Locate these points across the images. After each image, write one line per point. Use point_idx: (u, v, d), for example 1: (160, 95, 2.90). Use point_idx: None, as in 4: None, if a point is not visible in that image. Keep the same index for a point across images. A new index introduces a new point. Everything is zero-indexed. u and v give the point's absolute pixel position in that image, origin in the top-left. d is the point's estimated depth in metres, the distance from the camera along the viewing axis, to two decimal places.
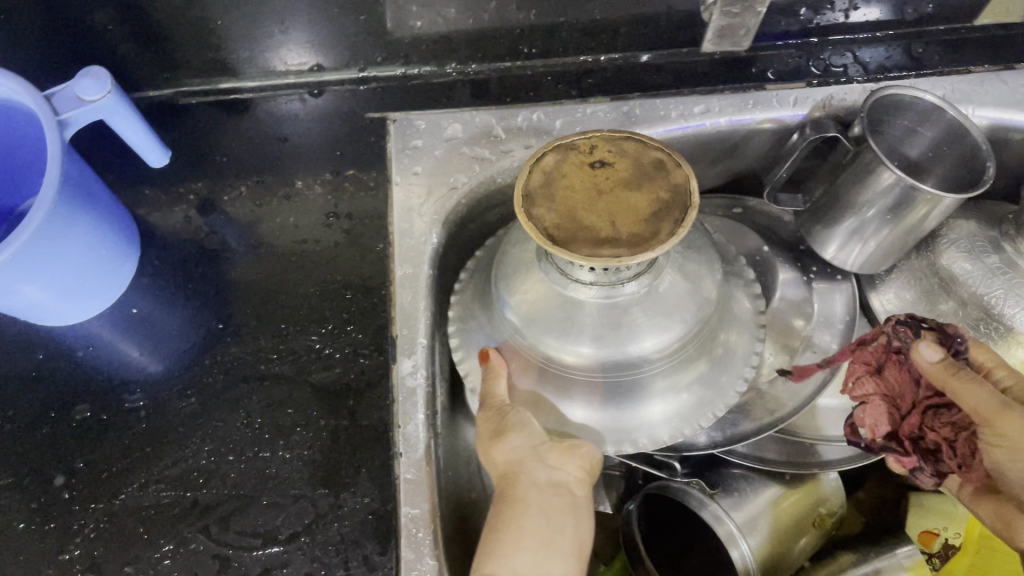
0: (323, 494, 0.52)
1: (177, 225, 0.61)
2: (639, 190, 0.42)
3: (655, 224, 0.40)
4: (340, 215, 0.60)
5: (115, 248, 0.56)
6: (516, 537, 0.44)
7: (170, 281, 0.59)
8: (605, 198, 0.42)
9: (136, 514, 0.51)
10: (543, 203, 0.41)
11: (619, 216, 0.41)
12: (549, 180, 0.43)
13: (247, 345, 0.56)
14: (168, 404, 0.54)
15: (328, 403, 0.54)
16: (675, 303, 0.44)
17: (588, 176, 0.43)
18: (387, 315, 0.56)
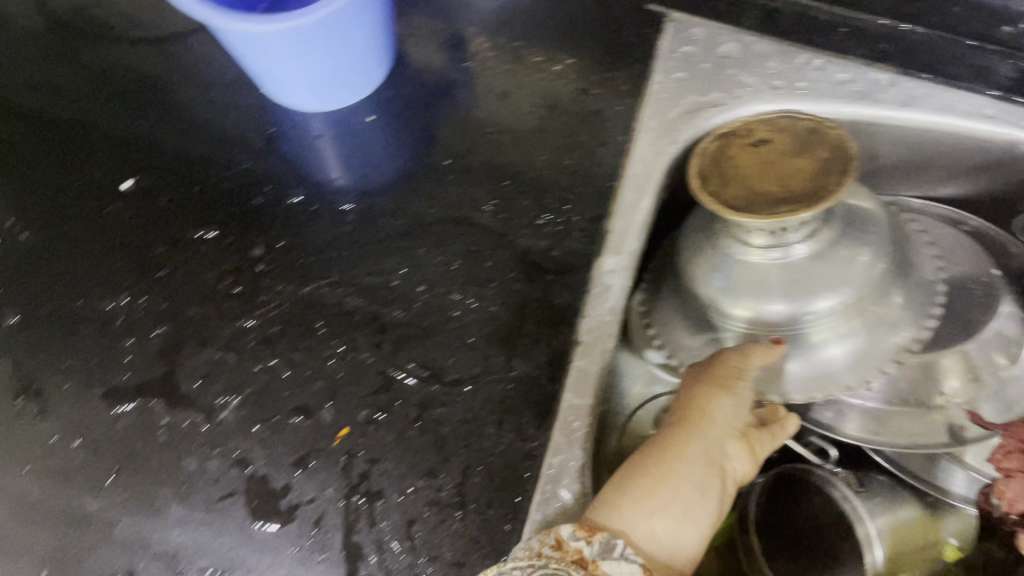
0: (497, 354, 0.52)
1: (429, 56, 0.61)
2: (801, 159, 0.52)
3: (822, 182, 0.50)
4: (589, 93, 0.59)
5: (371, 63, 0.57)
6: (668, 497, 0.45)
7: (410, 107, 0.60)
8: (772, 170, 0.53)
9: (318, 308, 0.53)
10: (721, 183, 0.52)
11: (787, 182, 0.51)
12: (722, 165, 0.54)
13: (466, 188, 0.56)
14: (378, 216, 0.55)
15: (527, 270, 0.54)
16: (844, 266, 0.53)
17: (757, 155, 0.54)
18: (606, 207, 0.55)
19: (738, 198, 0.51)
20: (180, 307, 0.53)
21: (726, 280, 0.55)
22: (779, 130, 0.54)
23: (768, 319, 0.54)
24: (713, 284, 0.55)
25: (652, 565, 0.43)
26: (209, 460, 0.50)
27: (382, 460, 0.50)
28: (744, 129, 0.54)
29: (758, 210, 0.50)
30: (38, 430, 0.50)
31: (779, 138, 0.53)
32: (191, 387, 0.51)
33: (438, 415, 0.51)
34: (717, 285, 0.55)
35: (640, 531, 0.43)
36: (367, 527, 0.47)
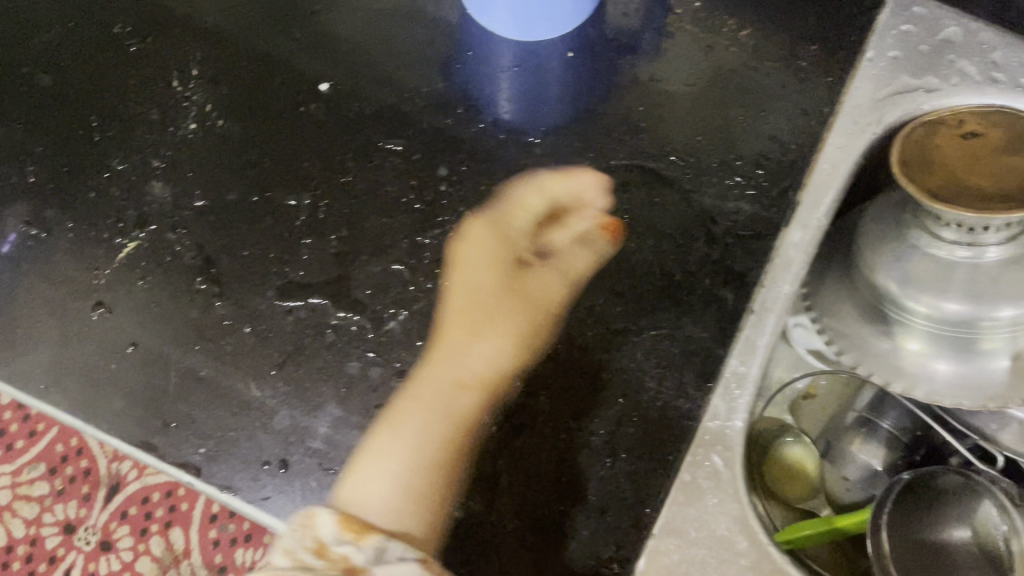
0: (667, 310, 0.51)
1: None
2: (1015, 159, 0.49)
3: None
4: (797, 58, 0.56)
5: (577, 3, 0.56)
6: (398, 427, 0.48)
7: (610, 47, 0.58)
8: (982, 167, 0.49)
9: (494, 237, 0.53)
10: (926, 170, 0.49)
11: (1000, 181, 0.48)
12: (927, 151, 0.50)
13: (657, 139, 0.55)
14: (564, 155, 0.55)
15: (708, 231, 0.52)
16: None
17: (973, 147, 0.50)
18: (799, 179, 0.53)
19: (940, 189, 0.48)
20: (361, 214, 0.53)
21: (904, 272, 0.53)
22: (993, 125, 0.51)
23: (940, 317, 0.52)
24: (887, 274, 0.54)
25: (353, 513, 0.45)
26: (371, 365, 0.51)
27: (539, 395, 0.50)
28: (956, 118, 0.51)
29: (961, 202, 0.47)
30: (212, 310, 0.52)
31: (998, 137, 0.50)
32: (361, 294, 0.52)
33: (599, 359, 0.50)
34: (894, 275, 0.53)
35: (407, 525, 0.46)
36: (516, 457, 0.48)
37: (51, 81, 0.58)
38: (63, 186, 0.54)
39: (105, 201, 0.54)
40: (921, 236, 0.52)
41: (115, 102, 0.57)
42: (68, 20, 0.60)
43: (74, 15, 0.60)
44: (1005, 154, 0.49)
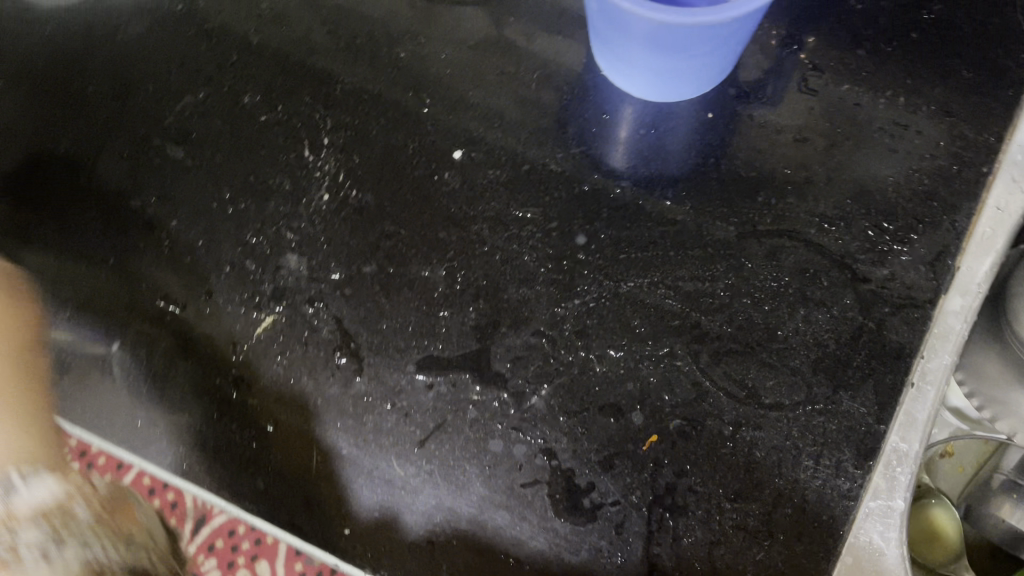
0: (822, 382, 0.49)
1: (770, 50, 0.57)
2: None
3: None
4: (950, 115, 0.53)
5: (717, 70, 0.54)
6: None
7: (749, 105, 0.56)
8: None
9: (636, 308, 0.51)
10: None
11: None
12: None
13: (804, 202, 0.53)
14: (705, 220, 0.53)
15: (862, 298, 0.50)
16: None
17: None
18: (957, 242, 0.51)
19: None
20: (499, 286, 0.52)
21: None
22: None
23: None
24: None
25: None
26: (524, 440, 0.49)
27: (690, 474, 0.48)
28: None
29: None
30: (351, 386, 0.51)
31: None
32: (502, 368, 0.51)
33: (752, 437, 0.48)
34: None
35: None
36: (668, 540, 0.47)
37: (185, 152, 0.58)
38: (202, 260, 0.55)
39: (242, 275, 0.54)
40: None
41: (246, 172, 0.57)
42: (196, 89, 0.60)
43: (203, 84, 0.60)
44: None
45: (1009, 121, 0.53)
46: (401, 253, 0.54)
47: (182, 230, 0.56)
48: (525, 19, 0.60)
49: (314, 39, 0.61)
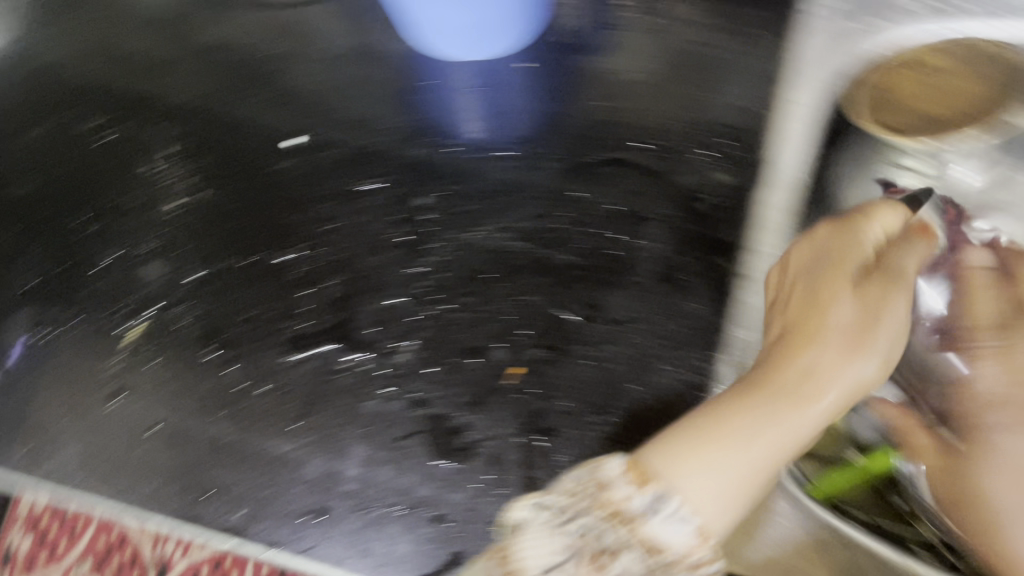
0: (663, 290, 0.52)
1: (573, 7, 0.63)
2: (963, 81, 0.53)
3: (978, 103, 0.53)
4: (733, 33, 0.59)
5: (521, 22, 0.58)
6: None
7: (559, 57, 0.61)
8: (931, 91, 0.53)
9: (485, 254, 0.54)
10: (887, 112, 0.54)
11: (942, 103, 0.53)
12: (887, 92, 0.54)
13: (619, 129, 0.57)
14: (534, 164, 0.57)
15: (687, 207, 0.54)
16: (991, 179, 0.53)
17: (923, 77, 0.54)
18: (763, 142, 0.55)
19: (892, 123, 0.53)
20: (353, 257, 0.55)
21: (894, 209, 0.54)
22: (944, 54, 0.54)
23: None
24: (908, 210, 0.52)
25: None
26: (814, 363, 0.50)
27: (558, 397, 0.51)
28: (913, 54, 0.54)
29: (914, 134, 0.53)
30: (224, 377, 0.53)
31: (949, 66, 0.53)
32: (367, 333, 0.53)
33: (609, 352, 0.51)
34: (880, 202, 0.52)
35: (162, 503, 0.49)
36: (545, 463, 0.49)
37: (41, 187, 0.62)
38: (68, 285, 0.57)
39: (107, 292, 0.57)
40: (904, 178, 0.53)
41: (102, 198, 0.61)
42: (44, 127, 0.65)
43: (46, 118, 0.65)
44: (953, 78, 0.53)
45: (792, 24, 0.58)
46: (258, 244, 0.56)
47: (45, 261, 0.59)
48: (352, 20, 0.66)
49: (171, 71, 0.66)
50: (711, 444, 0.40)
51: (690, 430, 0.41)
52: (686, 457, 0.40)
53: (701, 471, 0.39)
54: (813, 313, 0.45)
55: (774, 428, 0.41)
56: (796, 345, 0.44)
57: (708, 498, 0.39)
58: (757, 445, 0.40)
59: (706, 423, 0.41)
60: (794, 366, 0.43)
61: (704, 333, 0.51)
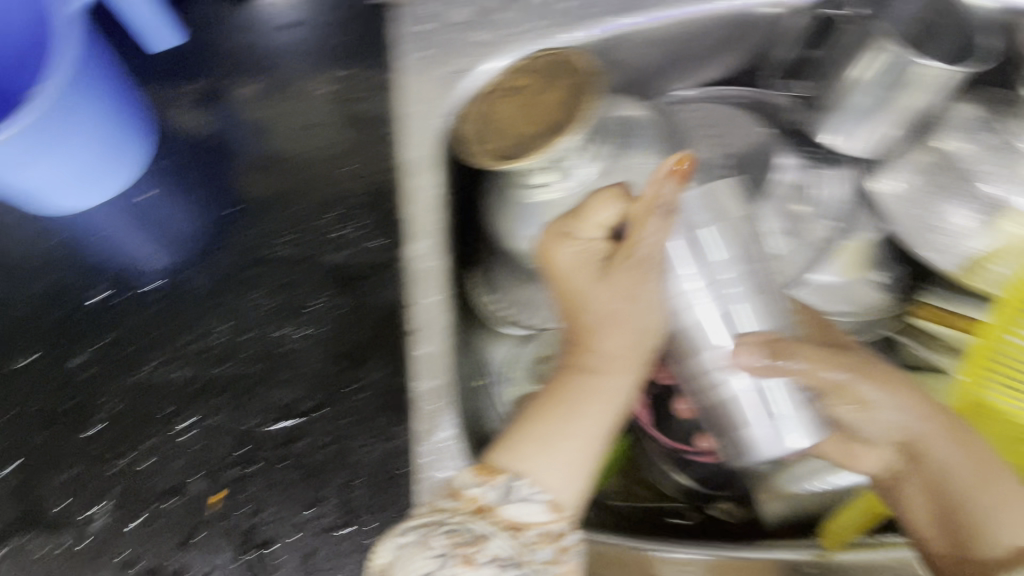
0: (338, 368, 0.54)
1: (188, 121, 0.64)
2: (550, 93, 0.55)
3: (571, 107, 0.54)
4: (354, 115, 0.63)
5: (124, 149, 0.59)
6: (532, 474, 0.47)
7: (181, 175, 0.62)
8: (522, 105, 0.56)
9: (161, 390, 0.54)
10: (487, 137, 0.55)
11: (536, 115, 0.55)
12: (484, 118, 0.56)
13: (258, 231, 0.59)
14: (188, 287, 0.57)
15: (338, 284, 0.57)
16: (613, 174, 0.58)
17: (513, 101, 0.56)
18: (396, 201, 0.58)
19: (503, 146, 0.54)
20: (24, 438, 0.53)
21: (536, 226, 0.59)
22: (528, 75, 0.57)
23: None
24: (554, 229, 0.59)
25: None
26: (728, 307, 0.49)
27: (267, 506, 0.49)
28: (500, 80, 0.58)
29: (526, 149, 0.53)
30: None
31: (530, 82, 0.57)
32: (58, 509, 0.50)
33: (303, 443, 0.52)
34: (530, 235, 0.60)
35: None
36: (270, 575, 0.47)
37: None
38: None
39: None
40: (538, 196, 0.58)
41: None
42: None
43: None
44: (541, 93, 0.56)
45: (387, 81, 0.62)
46: None
47: None
48: None
49: None
50: (552, 450, 0.48)
51: (531, 445, 0.49)
52: (531, 464, 0.48)
53: (542, 468, 0.48)
54: (592, 320, 0.52)
55: (582, 426, 0.49)
56: (579, 360, 0.52)
57: (558, 480, 0.48)
58: (579, 423, 0.49)
59: (550, 432, 0.49)
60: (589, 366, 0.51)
61: (389, 394, 0.53)
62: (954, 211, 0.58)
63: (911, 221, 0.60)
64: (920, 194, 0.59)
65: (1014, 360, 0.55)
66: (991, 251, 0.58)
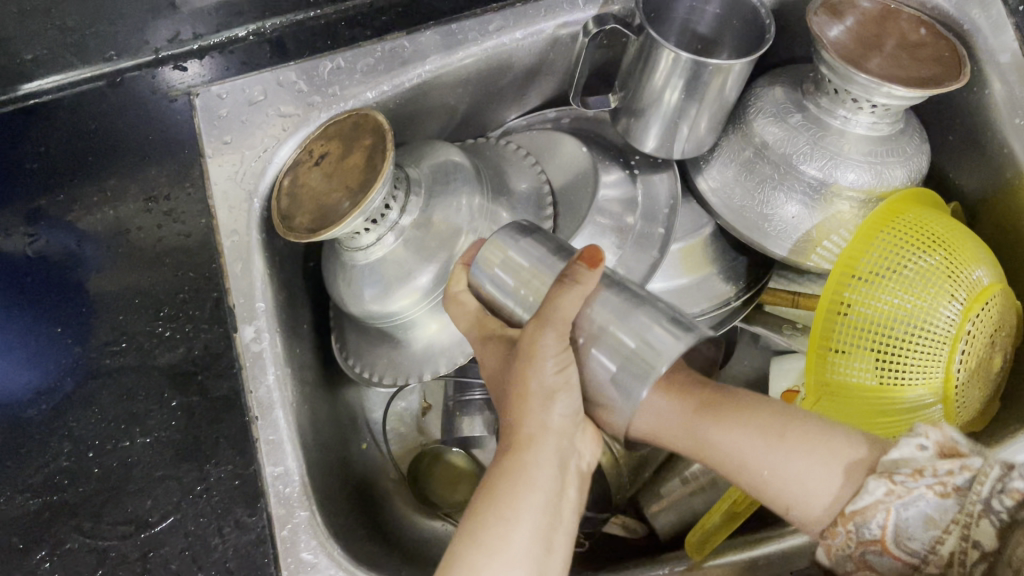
0: (186, 471, 0.52)
1: None
2: (356, 151, 0.55)
3: (373, 158, 0.54)
4: (157, 201, 0.59)
5: None
6: (504, 524, 0.39)
7: None
8: (331, 172, 0.56)
9: (8, 528, 0.51)
10: (299, 212, 0.55)
11: (343, 178, 0.55)
12: (295, 193, 0.56)
13: (89, 342, 0.56)
14: (20, 417, 0.54)
15: (176, 382, 0.55)
16: (437, 220, 0.57)
17: (320, 170, 0.56)
18: (223, 286, 0.56)
19: (314, 218, 0.54)
20: None
21: (371, 286, 0.58)
22: (330, 140, 0.57)
23: (420, 293, 0.57)
24: (391, 285, 0.57)
25: None
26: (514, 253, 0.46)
27: None
28: (308, 148, 0.58)
29: (334, 218, 0.53)
30: None
31: (334, 145, 0.57)
32: None
33: (161, 555, 0.50)
34: (369, 295, 0.58)
35: None
36: None
37: None
38: None
39: None
40: (370, 254, 0.57)
41: None
42: None
43: None
44: (345, 154, 0.56)
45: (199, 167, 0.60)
46: None
47: None
48: None
49: None
50: (508, 525, 0.39)
51: (476, 534, 0.39)
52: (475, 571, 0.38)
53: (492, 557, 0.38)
54: (520, 406, 0.42)
55: (530, 498, 0.40)
56: (517, 441, 0.42)
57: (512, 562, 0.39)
58: (524, 523, 0.40)
59: (503, 499, 0.40)
60: (523, 453, 0.41)
61: (240, 486, 0.52)
62: (781, 198, 0.58)
63: (742, 215, 0.60)
64: (744, 184, 0.59)
65: (850, 338, 0.55)
66: (818, 230, 0.58)
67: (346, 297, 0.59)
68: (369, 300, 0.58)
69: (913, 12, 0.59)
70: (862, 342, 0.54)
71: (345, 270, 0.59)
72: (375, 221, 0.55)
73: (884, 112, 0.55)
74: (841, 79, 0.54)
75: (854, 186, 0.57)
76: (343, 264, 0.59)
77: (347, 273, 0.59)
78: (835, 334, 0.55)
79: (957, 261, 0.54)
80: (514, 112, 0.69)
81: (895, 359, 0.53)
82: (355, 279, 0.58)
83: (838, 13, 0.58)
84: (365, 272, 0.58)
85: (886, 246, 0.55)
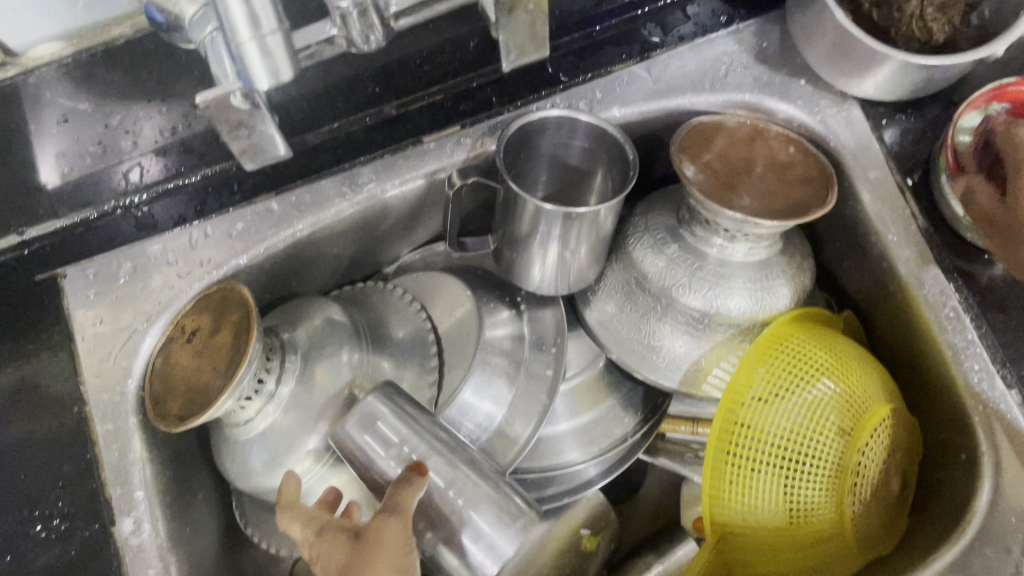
0: None
1: None
2: (225, 328, 0.53)
3: (241, 336, 0.52)
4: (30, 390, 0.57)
5: None
6: None
7: None
8: (202, 350, 0.54)
9: None
10: (171, 399, 0.53)
11: (213, 359, 0.53)
12: (168, 377, 0.54)
13: None
14: None
15: None
16: (319, 383, 0.56)
17: (192, 349, 0.54)
18: (99, 476, 0.54)
19: (185, 404, 0.52)
20: None
21: (259, 458, 0.55)
22: (200, 316, 0.55)
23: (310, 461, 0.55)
24: (278, 456, 0.55)
25: None
26: (389, 420, 0.47)
27: None
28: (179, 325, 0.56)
29: (203, 404, 0.51)
30: None
31: (204, 320, 0.55)
32: None
33: None
34: (258, 467, 0.55)
35: None
36: None
37: None
38: None
39: None
40: (252, 428, 0.55)
41: None
42: None
43: None
44: (214, 331, 0.54)
45: (66, 344, 0.58)
46: None
47: None
48: None
49: None
50: None
51: None
52: None
53: None
54: None
55: None
56: None
57: None
58: None
59: None
60: None
61: None
62: (668, 331, 0.57)
63: (628, 347, 0.59)
64: (629, 318, 0.58)
65: (745, 464, 0.52)
66: (708, 358, 0.57)
67: (234, 471, 0.56)
68: (258, 473, 0.55)
69: (781, 130, 0.58)
70: (764, 457, 0.52)
71: (230, 446, 0.56)
72: (250, 396, 0.53)
73: (760, 239, 0.55)
74: (711, 213, 0.53)
75: (739, 314, 0.56)
76: (227, 439, 0.56)
77: (232, 449, 0.56)
78: (732, 447, 0.53)
79: (851, 388, 0.53)
80: (406, 248, 0.69)
81: (796, 489, 0.51)
82: (240, 453, 0.55)
83: (706, 138, 0.57)
84: (250, 447, 0.55)
85: (775, 376, 0.54)
